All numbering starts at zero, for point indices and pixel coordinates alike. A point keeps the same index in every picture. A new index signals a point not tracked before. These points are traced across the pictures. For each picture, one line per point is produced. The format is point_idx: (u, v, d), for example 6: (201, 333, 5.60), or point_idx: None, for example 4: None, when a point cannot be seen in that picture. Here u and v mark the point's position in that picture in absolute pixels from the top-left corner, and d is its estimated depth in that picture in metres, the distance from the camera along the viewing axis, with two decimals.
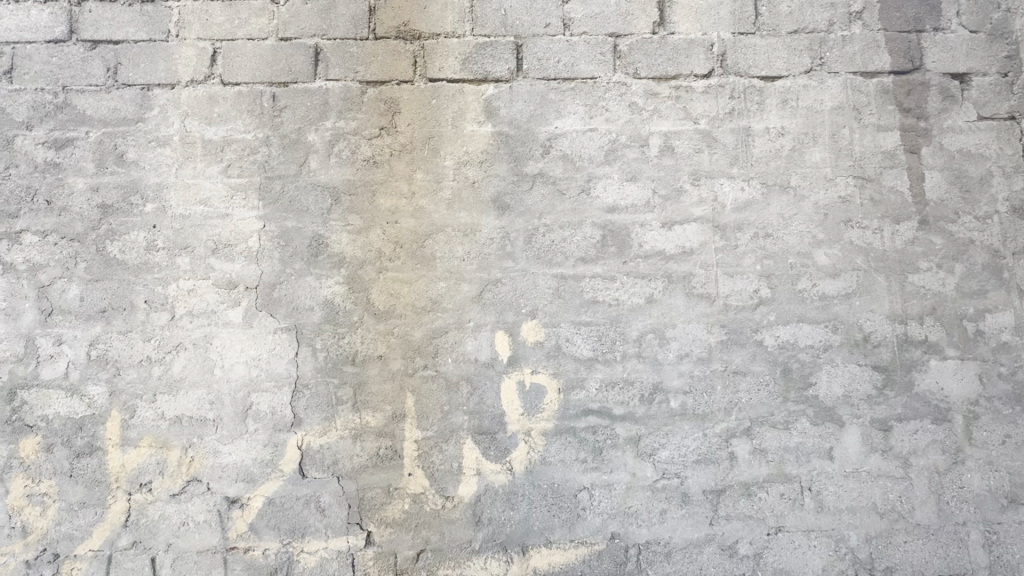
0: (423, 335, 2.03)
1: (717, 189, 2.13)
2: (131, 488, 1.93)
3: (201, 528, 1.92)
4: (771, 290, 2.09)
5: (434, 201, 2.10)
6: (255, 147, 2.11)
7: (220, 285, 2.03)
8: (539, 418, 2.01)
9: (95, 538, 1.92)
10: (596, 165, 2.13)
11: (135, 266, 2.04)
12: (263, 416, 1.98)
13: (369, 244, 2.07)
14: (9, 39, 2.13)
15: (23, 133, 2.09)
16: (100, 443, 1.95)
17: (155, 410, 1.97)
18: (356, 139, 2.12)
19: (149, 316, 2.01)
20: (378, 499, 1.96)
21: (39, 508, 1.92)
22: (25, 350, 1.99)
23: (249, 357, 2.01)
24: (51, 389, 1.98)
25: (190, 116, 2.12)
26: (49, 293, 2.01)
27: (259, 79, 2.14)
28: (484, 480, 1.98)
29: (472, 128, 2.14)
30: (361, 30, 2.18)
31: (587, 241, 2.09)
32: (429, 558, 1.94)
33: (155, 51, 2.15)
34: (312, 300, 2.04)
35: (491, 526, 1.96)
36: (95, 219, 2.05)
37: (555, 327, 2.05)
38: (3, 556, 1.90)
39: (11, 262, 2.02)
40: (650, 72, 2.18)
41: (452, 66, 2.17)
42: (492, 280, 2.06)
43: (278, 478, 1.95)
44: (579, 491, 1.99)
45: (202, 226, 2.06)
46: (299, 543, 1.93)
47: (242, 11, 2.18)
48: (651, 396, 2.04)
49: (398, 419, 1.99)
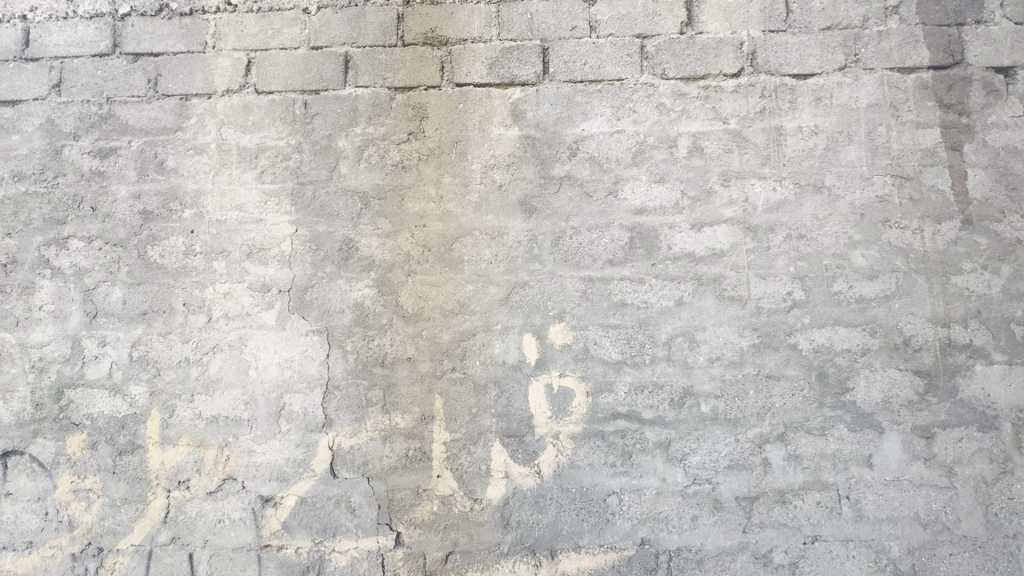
0: (451, 338, 2.05)
1: (748, 190, 2.09)
2: (170, 485, 1.99)
3: (236, 526, 1.97)
4: (805, 292, 2.04)
5: (462, 205, 2.11)
6: (288, 154, 2.16)
7: (254, 289, 2.09)
8: (567, 421, 2.00)
9: (136, 533, 1.98)
10: (624, 167, 2.12)
11: (174, 270, 2.10)
12: (295, 416, 2.02)
13: (398, 247, 2.10)
14: (58, 54, 2.24)
15: (70, 143, 2.18)
16: (141, 441, 2.02)
17: (192, 410, 2.03)
18: (385, 144, 2.15)
19: (187, 318, 2.08)
20: (408, 500, 1.97)
21: (83, 503, 1.99)
22: (72, 351, 2.07)
23: (283, 359, 2.05)
24: (96, 389, 2.05)
25: (226, 124, 2.18)
26: (94, 296, 2.10)
27: (292, 87, 2.20)
28: (513, 483, 1.98)
29: (499, 131, 2.15)
30: (390, 37, 2.22)
31: (615, 244, 2.08)
32: (458, 560, 1.94)
33: (193, 62, 2.22)
34: (343, 303, 2.07)
35: (519, 529, 1.95)
36: (137, 225, 2.13)
37: (583, 330, 2.04)
38: (51, 549, 1.97)
39: (59, 266, 2.11)
40: (678, 73, 2.16)
41: (478, 70, 2.19)
42: (519, 283, 2.07)
43: (310, 478, 1.99)
44: (608, 496, 1.97)
45: (238, 231, 2.12)
46: (330, 542, 1.96)
47: (275, 21, 2.24)
48: (681, 400, 2.01)
49: (427, 421, 2.01)
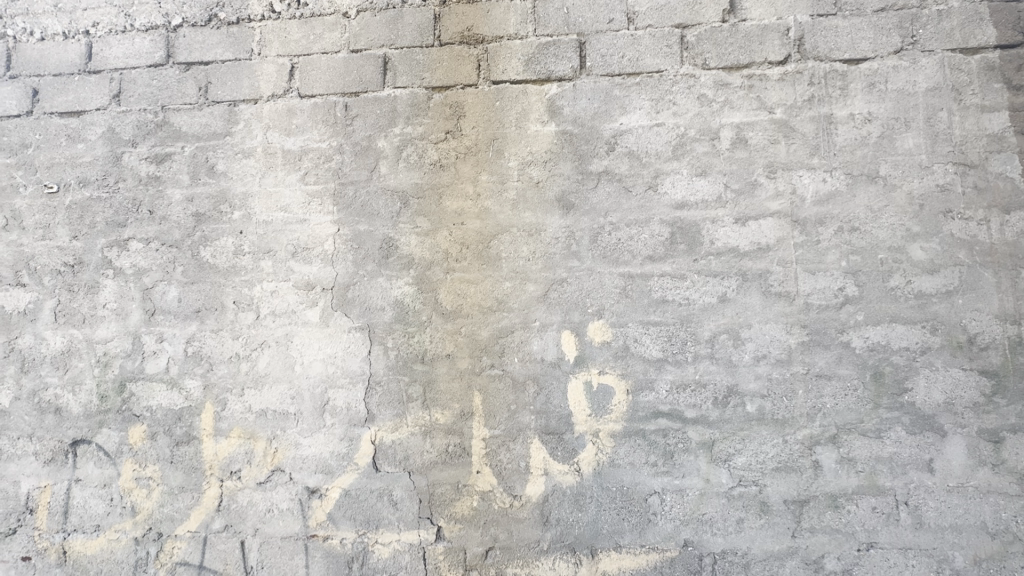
0: (490, 335, 2.06)
1: (796, 181, 2.01)
2: (223, 475, 2.08)
3: (285, 516, 2.04)
4: (858, 288, 1.95)
5: (499, 202, 2.12)
6: (330, 155, 2.21)
7: (299, 287, 2.15)
8: (607, 419, 1.98)
9: (192, 520, 2.08)
10: (664, 161, 2.07)
11: (225, 270, 2.19)
12: (339, 411, 2.07)
13: (436, 245, 2.12)
14: (117, 65, 2.36)
15: (129, 150, 2.31)
16: (196, 432, 2.12)
17: (243, 403, 2.12)
18: (423, 144, 2.18)
19: (237, 315, 2.16)
20: (448, 495, 2.00)
21: (145, 490, 2.10)
22: (133, 346, 2.19)
23: (327, 355, 2.11)
24: (155, 382, 2.17)
25: (272, 128, 2.26)
26: (152, 295, 2.21)
27: (333, 90, 2.25)
28: (552, 480, 1.97)
29: (536, 128, 2.15)
30: (427, 37, 2.24)
31: (655, 239, 2.04)
32: (498, 555, 1.95)
33: (240, 69, 2.31)
34: (384, 300, 2.11)
35: (559, 527, 1.95)
36: (190, 227, 2.23)
37: (622, 327, 2.01)
38: (116, 533, 2.10)
39: (120, 266, 2.24)
40: (721, 62, 2.09)
41: (515, 67, 2.18)
42: (558, 279, 2.06)
43: (353, 471, 2.04)
44: (649, 496, 1.94)
45: (283, 231, 2.19)
46: (373, 534, 2.00)
47: (317, 27, 2.30)
48: (725, 399, 1.95)
49: (467, 417, 2.03)
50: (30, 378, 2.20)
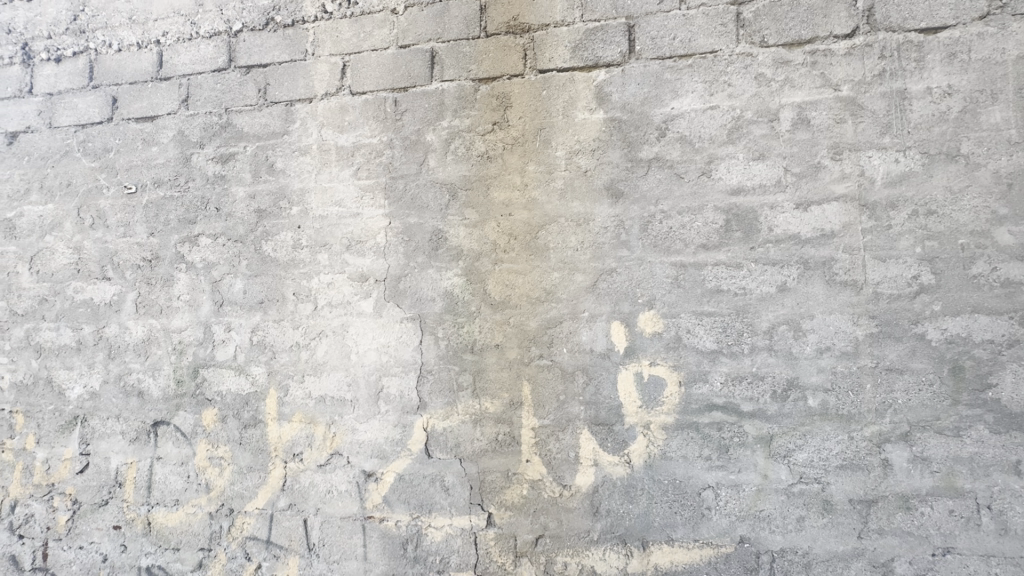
0: (538, 325, 2.06)
1: (864, 163, 1.89)
2: (287, 457, 2.20)
3: (344, 497, 2.14)
4: (935, 276, 1.81)
5: (546, 192, 2.11)
6: (380, 150, 2.27)
7: (354, 279, 2.23)
8: (659, 411, 1.94)
9: (260, 498, 2.21)
10: (718, 145, 2.00)
11: (285, 263, 2.30)
12: (393, 398, 2.14)
13: (485, 237, 2.14)
14: (185, 72, 2.51)
15: (197, 151, 2.46)
16: (261, 416, 2.25)
17: (304, 390, 2.23)
18: (471, 136, 2.20)
19: (297, 306, 2.27)
20: (498, 483, 2.03)
21: (217, 468, 2.26)
22: (204, 335, 2.35)
23: (381, 344, 2.18)
24: (224, 369, 2.31)
25: (326, 126, 2.34)
26: (220, 287, 2.35)
27: (383, 86, 2.30)
28: (602, 471, 1.96)
29: (584, 116, 2.11)
30: (473, 29, 2.25)
31: (709, 227, 1.98)
32: (548, 543, 1.97)
33: (296, 70, 2.40)
34: (434, 291, 2.16)
35: (609, 518, 1.94)
36: (253, 222, 2.36)
37: (674, 317, 1.97)
38: (193, 507, 2.26)
39: (192, 261, 2.39)
40: (780, 39, 1.98)
41: (562, 54, 2.16)
42: (606, 269, 2.03)
43: (407, 457, 2.11)
44: (703, 490, 1.89)
45: (338, 225, 2.27)
46: (427, 518, 2.06)
47: (367, 25, 2.36)
48: (784, 393, 1.88)
49: (516, 406, 2.05)
50: (116, 364, 2.41)
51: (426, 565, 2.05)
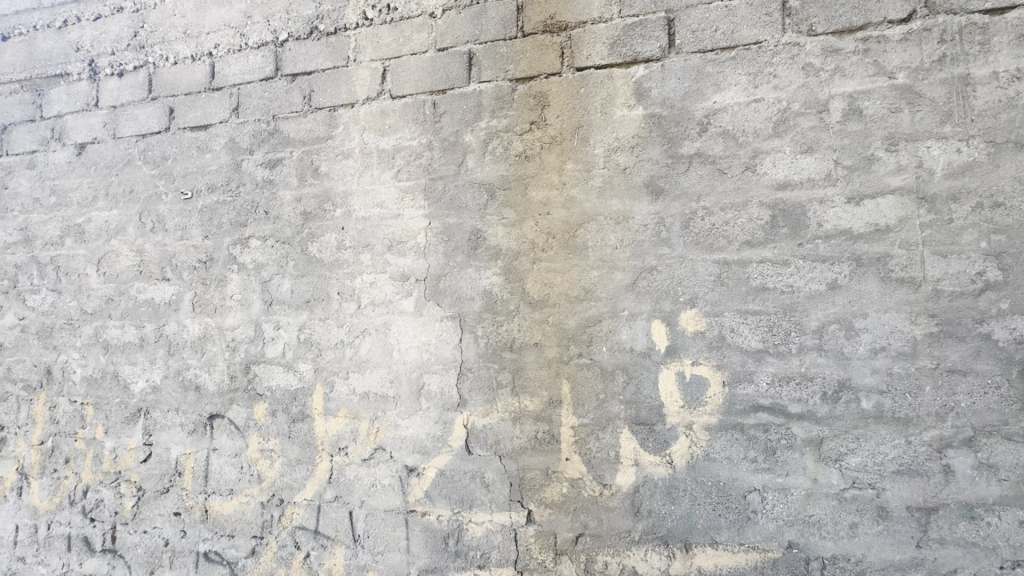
0: (577, 324, 2.06)
1: (922, 154, 1.80)
2: (333, 451, 2.28)
3: (387, 490, 2.20)
4: (1002, 272, 1.71)
5: (585, 190, 2.10)
6: (420, 152, 2.32)
7: (395, 278, 2.29)
8: (702, 411, 1.91)
9: (308, 490, 2.30)
10: (763, 139, 1.94)
11: (329, 263, 2.38)
12: (433, 395, 2.19)
13: (523, 236, 2.15)
14: (236, 82, 2.63)
15: (247, 157, 2.57)
16: (309, 411, 2.34)
17: (348, 386, 2.30)
18: (509, 136, 2.21)
19: (342, 305, 2.35)
20: (538, 481, 2.04)
21: (268, 460, 2.36)
22: (255, 333, 2.46)
23: (421, 342, 2.23)
24: (274, 365, 2.41)
25: (368, 129, 2.40)
26: (269, 287, 2.46)
27: (422, 89, 2.35)
28: (643, 471, 1.94)
29: (623, 112, 2.10)
30: (510, 30, 2.27)
31: (753, 223, 1.93)
32: (588, 542, 1.97)
33: (339, 76, 2.48)
34: (473, 290, 2.19)
35: (651, 519, 1.92)
36: (300, 224, 2.45)
37: (718, 316, 1.93)
38: (246, 497, 2.37)
39: (243, 262, 2.51)
40: (830, 27, 1.91)
41: (599, 52, 2.14)
42: (646, 268, 2.01)
43: (448, 452, 2.14)
44: (748, 493, 1.85)
45: (380, 225, 2.33)
46: (468, 513, 2.10)
47: (406, 29, 2.41)
48: (835, 394, 1.81)
49: (555, 405, 2.05)
50: (175, 360, 2.55)
51: (467, 559, 2.09)
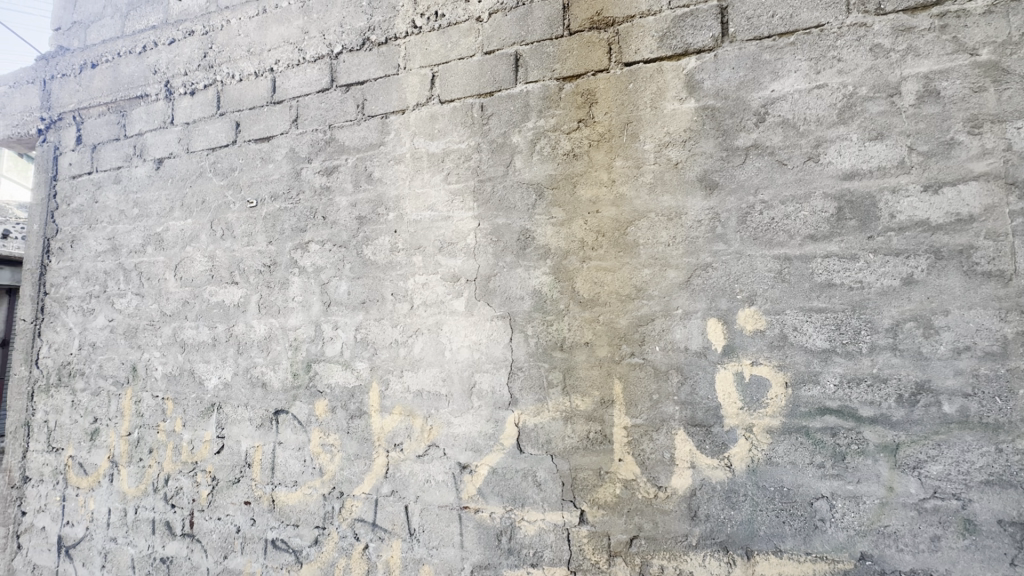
0: (629, 323, 2.03)
1: (1011, 136, 1.65)
2: (389, 447, 2.36)
3: (441, 486, 2.25)
4: None
5: (635, 187, 2.07)
6: (469, 155, 2.36)
7: (446, 279, 2.33)
8: (763, 413, 1.83)
9: (366, 484, 2.38)
10: (827, 127, 1.84)
11: (383, 265, 2.46)
12: (485, 394, 2.22)
13: (572, 235, 2.15)
14: (295, 94, 2.78)
15: (306, 165, 2.70)
16: (366, 408, 2.43)
17: (403, 384, 2.37)
18: (557, 135, 2.21)
19: (395, 306, 2.42)
20: (590, 481, 2.03)
21: (328, 454, 2.47)
22: (316, 333, 2.58)
23: (472, 341, 2.26)
24: (333, 364, 2.52)
25: (418, 135, 2.47)
26: (328, 288, 2.57)
27: (469, 93, 2.39)
28: (700, 474, 1.89)
29: (674, 106, 2.05)
30: (557, 28, 2.26)
31: (817, 217, 1.83)
32: (643, 545, 1.94)
33: (390, 84, 2.56)
34: (522, 290, 2.20)
35: (709, 523, 1.86)
36: (355, 228, 2.55)
37: (779, 314, 1.85)
38: (309, 488, 2.50)
39: (304, 265, 2.64)
40: (901, 4, 1.79)
41: (649, 45, 2.10)
42: (701, 264, 1.95)
43: (500, 451, 2.17)
44: (815, 500, 1.76)
45: (431, 228, 2.39)
46: (520, 511, 2.11)
47: (453, 35, 2.46)
48: (912, 397, 1.69)
49: (607, 405, 2.03)
50: (244, 358, 2.72)
51: (520, 557, 2.10)
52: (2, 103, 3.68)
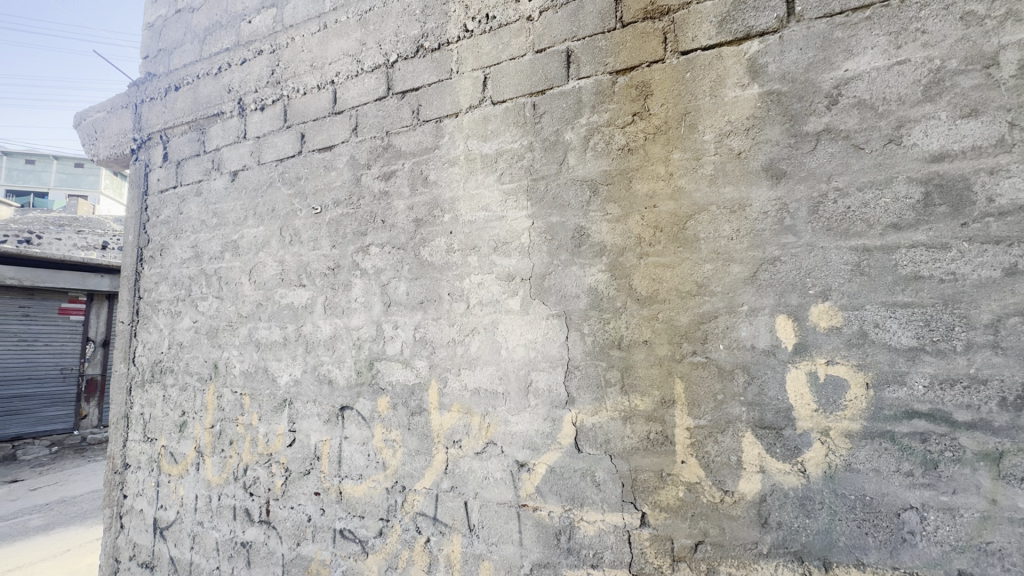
0: (690, 320, 1.96)
1: None
2: (448, 444, 2.41)
3: (499, 484, 2.27)
4: None
5: (695, 179, 2.00)
6: (522, 154, 2.36)
7: (501, 278, 2.35)
8: (840, 416, 1.71)
9: (426, 479, 2.45)
10: (910, 106, 1.70)
11: (440, 265, 2.52)
12: (541, 392, 2.22)
13: (629, 231, 2.10)
14: (354, 104, 2.90)
15: (366, 172, 2.82)
16: (425, 405, 2.49)
17: (460, 382, 2.41)
18: (611, 129, 2.17)
19: (452, 305, 2.47)
20: (652, 482, 1.97)
21: (391, 449, 2.56)
22: (377, 332, 2.68)
23: (528, 340, 2.27)
24: (394, 362, 2.61)
25: (472, 137, 2.51)
26: (388, 289, 2.67)
27: (521, 92, 2.39)
28: (771, 479, 1.79)
29: (735, 93, 1.96)
30: (609, 22, 2.23)
31: (900, 204, 1.69)
32: (709, 551, 1.86)
33: (443, 88, 2.61)
34: (578, 288, 2.18)
35: (782, 531, 1.76)
36: (412, 231, 2.63)
37: (857, 310, 1.72)
38: (373, 482, 2.60)
39: (365, 268, 2.75)
40: None
41: (706, 32, 2.02)
42: (768, 258, 1.85)
43: (558, 449, 2.16)
44: (903, 511, 1.62)
45: (485, 228, 2.42)
46: (579, 511, 2.09)
47: (504, 36, 2.48)
48: (1018, 400, 1.53)
49: (668, 405, 1.97)
50: (312, 357, 2.87)
51: (580, 557, 2.08)
52: (101, 128, 4.09)
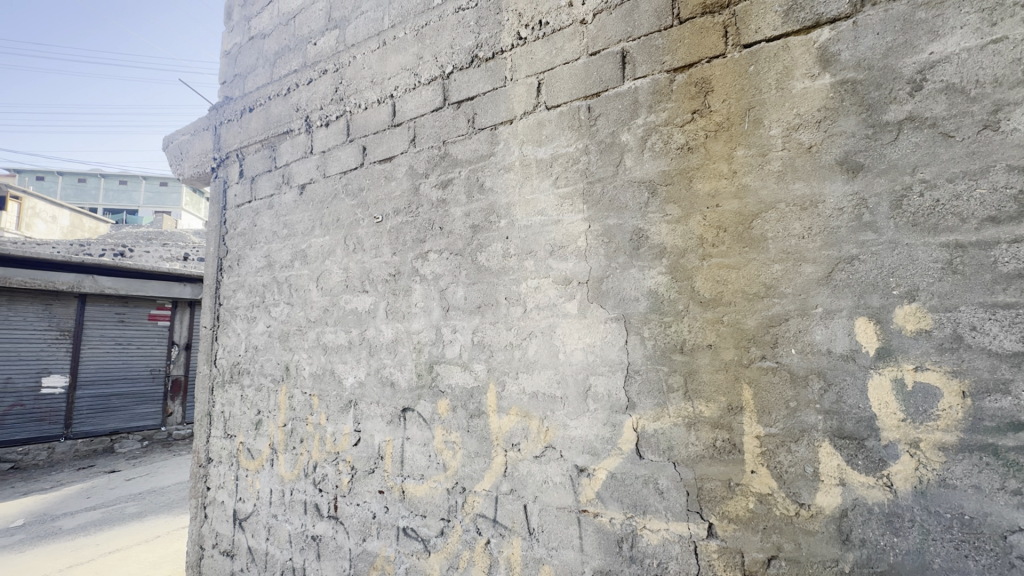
0: (758, 323, 1.88)
1: None
2: (507, 447, 2.43)
3: (559, 488, 2.26)
4: None
5: (761, 177, 1.92)
6: (577, 157, 2.36)
7: (558, 282, 2.35)
8: (932, 427, 1.58)
9: (486, 481, 2.48)
10: (1008, 88, 1.56)
11: (496, 270, 2.56)
12: (601, 396, 2.20)
13: (690, 231, 2.04)
14: (412, 116, 3.01)
15: (424, 181, 2.91)
16: (484, 408, 2.53)
17: (518, 385, 2.43)
18: (669, 129, 2.12)
19: (509, 310, 2.50)
20: (719, 492, 1.90)
21: (451, 451, 2.62)
22: (436, 336, 2.76)
23: (586, 344, 2.26)
24: (453, 365, 2.67)
25: (526, 142, 2.53)
26: (446, 294, 2.74)
27: (576, 96, 2.39)
28: (852, 493, 1.68)
29: (804, 84, 1.86)
30: (666, 19, 2.18)
31: (999, 195, 1.55)
32: (783, 566, 1.77)
33: (498, 96, 2.66)
34: (637, 291, 2.15)
35: (866, 550, 1.65)
36: (469, 237, 2.68)
37: (949, 311, 1.59)
38: (434, 482, 2.66)
39: (424, 273, 2.84)
40: None
41: (771, 22, 1.94)
42: (845, 257, 1.74)
43: (618, 455, 2.13)
44: (1010, 533, 1.47)
45: (542, 232, 2.43)
46: (642, 519, 2.05)
47: (558, 41, 2.49)
48: None
49: (736, 411, 1.89)
50: (375, 360, 2.99)
51: (643, 566, 2.03)
52: (186, 149, 4.47)
